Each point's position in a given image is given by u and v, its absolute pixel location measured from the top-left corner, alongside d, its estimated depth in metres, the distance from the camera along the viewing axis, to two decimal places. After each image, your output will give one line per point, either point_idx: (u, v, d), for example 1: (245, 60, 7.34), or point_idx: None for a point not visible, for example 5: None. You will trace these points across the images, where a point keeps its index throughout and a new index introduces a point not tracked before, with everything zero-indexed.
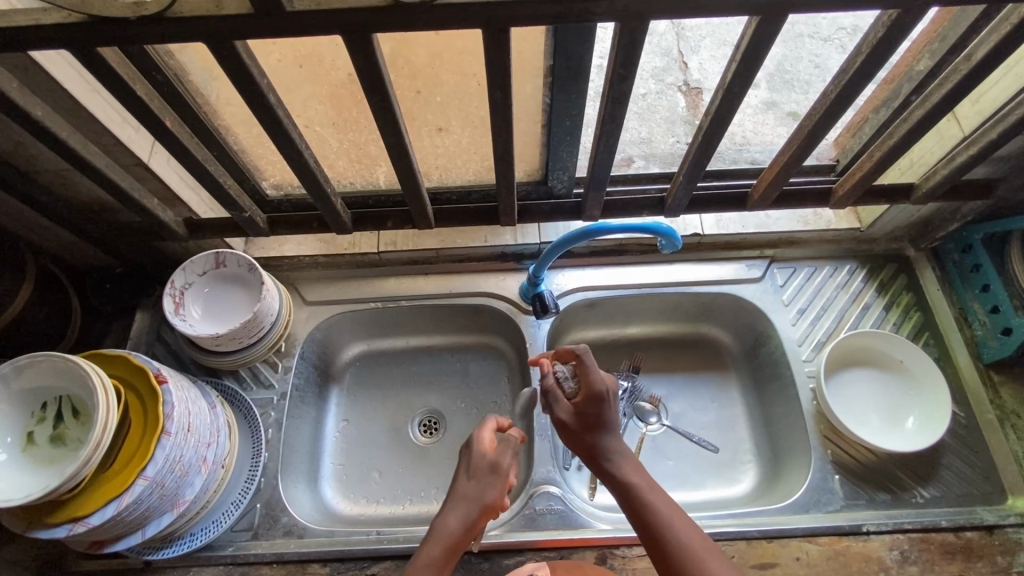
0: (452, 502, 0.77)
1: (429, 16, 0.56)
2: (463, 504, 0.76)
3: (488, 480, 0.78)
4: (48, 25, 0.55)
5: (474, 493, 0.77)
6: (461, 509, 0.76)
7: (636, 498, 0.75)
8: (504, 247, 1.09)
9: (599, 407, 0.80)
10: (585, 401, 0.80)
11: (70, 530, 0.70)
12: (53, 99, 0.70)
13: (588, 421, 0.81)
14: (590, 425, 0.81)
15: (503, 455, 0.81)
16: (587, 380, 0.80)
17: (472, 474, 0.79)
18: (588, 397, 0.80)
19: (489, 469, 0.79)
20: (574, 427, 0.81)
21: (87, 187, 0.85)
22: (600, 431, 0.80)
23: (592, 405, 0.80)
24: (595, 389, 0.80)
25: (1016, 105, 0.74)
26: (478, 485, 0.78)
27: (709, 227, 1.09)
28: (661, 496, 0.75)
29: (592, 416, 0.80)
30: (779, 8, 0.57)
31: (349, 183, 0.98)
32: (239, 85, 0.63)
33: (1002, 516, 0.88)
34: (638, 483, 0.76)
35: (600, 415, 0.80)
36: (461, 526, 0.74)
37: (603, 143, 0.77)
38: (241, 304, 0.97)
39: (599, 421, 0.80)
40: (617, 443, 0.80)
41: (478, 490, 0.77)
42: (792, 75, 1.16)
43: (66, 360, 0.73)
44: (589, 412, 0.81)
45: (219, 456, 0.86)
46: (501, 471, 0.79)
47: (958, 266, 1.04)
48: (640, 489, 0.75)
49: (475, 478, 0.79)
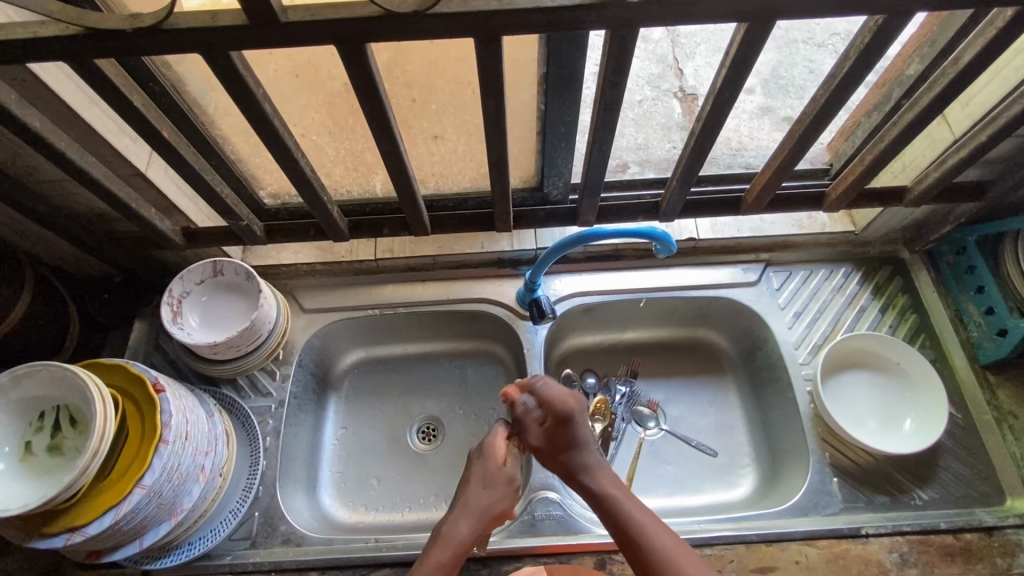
0: (467, 507, 0.77)
1: (422, 26, 0.57)
2: (476, 512, 0.77)
3: (502, 491, 0.79)
4: (46, 37, 0.55)
5: (487, 502, 0.78)
6: (475, 517, 0.76)
7: (612, 508, 0.75)
8: (501, 254, 1.10)
9: (567, 428, 0.80)
10: (553, 425, 0.80)
11: (68, 540, 0.70)
12: (51, 110, 0.70)
13: (559, 445, 0.80)
14: (560, 448, 0.80)
15: (514, 468, 0.82)
16: (552, 405, 0.81)
17: (487, 482, 0.79)
18: (556, 421, 0.80)
19: (504, 481, 0.80)
20: (544, 452, 0.81)
21: (84, 197, 0.85)
22: (571, 451, 0.80)
23: (561, 428, 0.80)
24: (560, 411, 0.80)
25: (1004, 107, 0.75)
26: (493, 496, 0.78)
27: (705, 231, 1.09)
28: (639, 506, 0.75)
29: (562, 440, 0.80)
30: (767, 14, 0.58)
31: (346, 191, 0.99)
32: (235, 96, 0.64)
33: (1001, 518, 0.88)
34: (616, 494, 0.76)
35: (570, 435, 0.80)
36: (472, 532, 0.76)
37: (597, 149, 0.78)
38: (238, 313, 0.97)
39: (570, 443, 0.80)
40: (593, 458, 0.80)
41: (491, 500, 0.78)
42: (787, 80, 1.17)
43: (64, 369, 0.74)
44: (558, 436, 0.80)
45: (217, 464, 0.86)
46: (513, 484, 0.80)
47: (953, 268, 1.04)
48: (617, 498, 0.76)
49: (489, 487, 0.79)
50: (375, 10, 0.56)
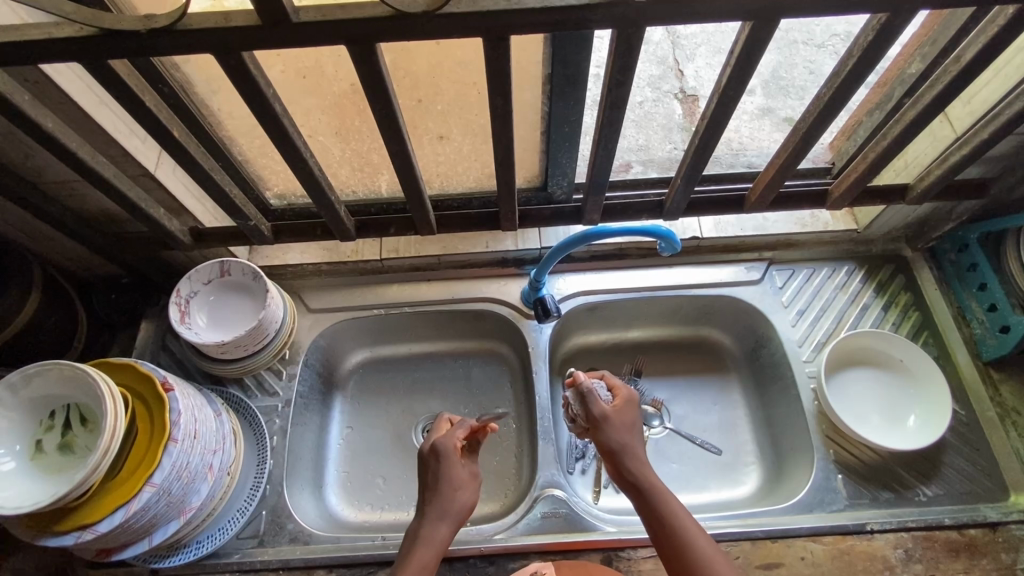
0: (443, 508, 0.76)
1: (431, 25, 0.57)
2: (452, 512, 0.76)
3: (470, 489, 0.79)
4: (60, 38, 0.56)
5: (462, 501, 0.77)
6: (452, 518, 0.76)
7: (659, 498, 0.75)
8: (506, 253, 1.11)
9: (632, 411, 0.83)
10: (624, 404, 0.83)
11: (78, 538, 0.71)
12: (62, 110, 0.71)
13: (626, 424, 0.82)
14: (624, 426, 0.81)
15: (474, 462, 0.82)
16: (622, 388, 0.86)
17: (459, 481, 0.78)
18: (627, 403, 0.84)
19: (469, 478, 0.79)
20: (609, 424, 0.81)
21: (93, 198, 0.86)
22: (632, 435, 0.81)
23: (627, 411, 0.83)
24: (631, 396, 0.85)
25: (1006, 105, 0.75)
26: (465, 493, 0.78)
27: (708, 230, 1.10)
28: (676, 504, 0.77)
29: (628, 421, 0.82)
30: (772, 13, 0.59)
31: (352, 192, 1.00)
32: (246, 96, 0.65)
33: (1005, 513, 0.88)
34: (663, 488, 0.77)
35: (634, 421, 0.83)
36: (450, 532, 0.76)
37: (602, 148, 0.79)
38: (245, 313, 0.98)
39: (632, 427, 0.82)
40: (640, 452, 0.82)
41: (464, 498, 0.78)
42: (787, 81, 1.18)
43: (75, 368, 0.74)
44: (623, 415, 0.82)
45: (225, 463, 0.87)
46: (477, 479, 0.81)
47: (955, 266, 1.05)
48: (664, 491, 0.76)
49: (457, 486, 0.78)
50: (387, 10, 0.56)
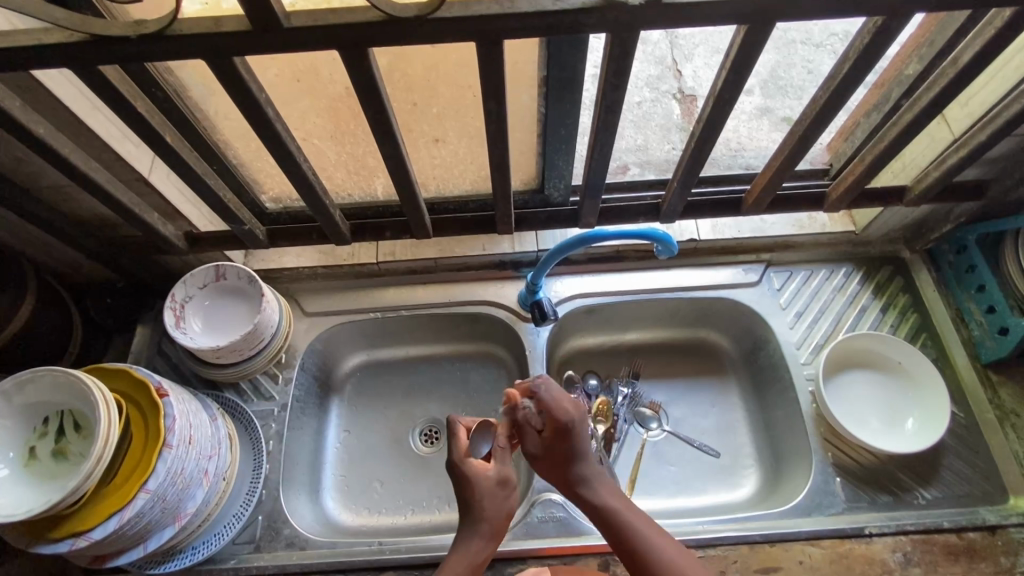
0: (473, 521, 0.75)
1: (423, 30, 0.57)
2: (483, 524, 0.75)
3: (501, 496, 0.77)
4: (50, 44, 0.56)
5: (491, 511, 0.76)
6: (483, 529, 0.75)
7: (613, 521, 0.73)
8: (502, 256, 1.10)
9: (565, 439, 0.76)
10: (551, 435, 0.76)
11: (72, 545, 0.70)
12: (53, 116, 0.70)
13: (558, 457, 0.77)
14: (559, 459, 0.77)
15: (505, 466, 0.79)
16: (553, 413, 0.76)
17: (484, 492, 0.76)
18: (553, 431, 0.76)
19: (500, 486, 0.77)
20: (543, 461, 0.78)
21: (87, 203, 0.86)
22: (572, 462, 0.77)
23: (560, 439, 0.76)
24: (560, 420, 0.76)
25: (1004, 106, 0.75)
26: (497, 504, 0.76)
27: (706, 232, 1.09)
28: (637, 513, 0.74)
29: (561, 451, 0.77)
30: (767, 16, 0.58)
31: (348, 195, 0.99)
32: (238, 100, 0.64)
33: (1004, 516, 0.88)
34: (617, 508, 0.74)
35: (570, 447, 0.76)
36: (487, 543, 0.75)
37: (598, 151, 0.78)
38: (240, 317, 0.97)
39: (569, 455, 0.77)
40: (592, 469, 0.77)
41: (494, 507, 0.76)
42: (786, 81, 1.17)
43: (69, 375, 0.74)
44: (557, 446, 0.77)
45: (220, 468, 0.86)
46: (511, 485, 0.78)
47: (954, 267, 1.04)
48: (619, 512, 0.74)
49: (488, 497, 0.76)
50: (379, 15, 0.56)
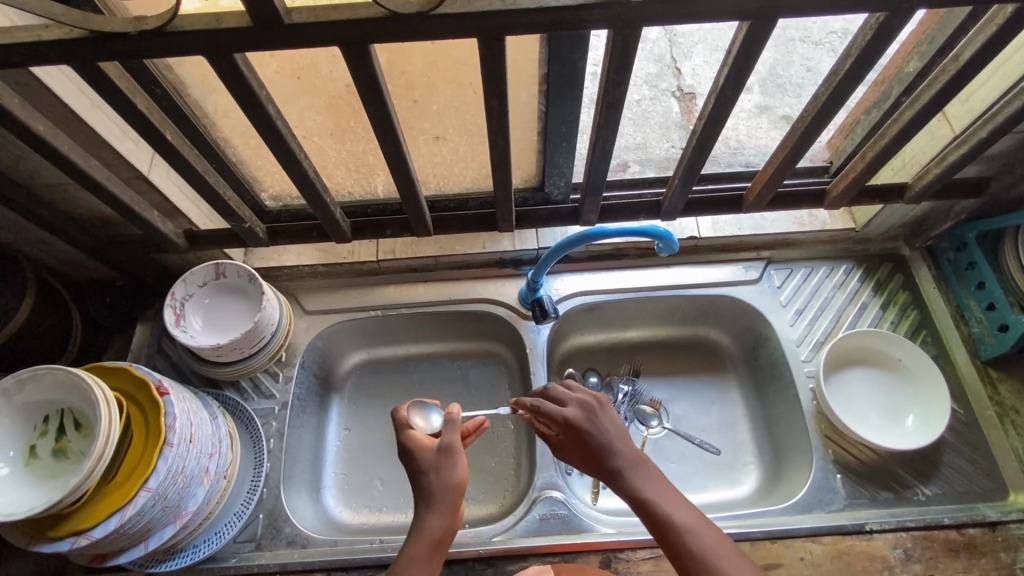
0: (424, 500, 0.71)
1: (424, 27, 0.57)
2: (434, 499, 0.71)
3: (447, 465, 0.73)
4: (49, 40, 0.55)
5: (439, 484, 0.71)
6: (437, 503, 0.71)
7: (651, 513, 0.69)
8: (504, 254, 1.10)
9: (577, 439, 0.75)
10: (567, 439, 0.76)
11: (73, 544, 0.70)
12: (53, 113, 0.70)
13: (582, 455, 0.75)
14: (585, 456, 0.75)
15: (449, 434, 0.75)
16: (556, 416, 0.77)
17: (429, 466, 0.73)
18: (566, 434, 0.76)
19: (445, 455, 0.73)
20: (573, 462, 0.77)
21: (86, 201, 0.85)
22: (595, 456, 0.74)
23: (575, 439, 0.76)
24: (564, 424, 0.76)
25: (1004, 104, 0.75)
26: (446, 474, 0.72)
27: (706, 230, 1.09)
28: (677, 505, 0.69)
29: (583, 450, 0.75)
30: (769, 13, 0.58)
31: (348, 193, 0.99)
32: (240, 98, 0.64)
33: (1005, 513, 0.88)
34: (655, 498, 0.69)
35: (588, 446, 0.74)
36: (443, 517, 0.70)
37: (599, 149, 0.78)
38: (241, 315, 0.97)
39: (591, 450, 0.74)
40: (625, 459, 0.73)
41: (443, 478, 0.72)
42: (785, 78, 1.17)
43: (68, 373, 0.73)
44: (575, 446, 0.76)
45: (221, 467, 0.86)
46: (458, 452, 0.74)
47: (954, 264, 1.05)
48: (655, 503, 0.69)
49: (436, 470, 0.72)
50: (381, 11, 0.56)
